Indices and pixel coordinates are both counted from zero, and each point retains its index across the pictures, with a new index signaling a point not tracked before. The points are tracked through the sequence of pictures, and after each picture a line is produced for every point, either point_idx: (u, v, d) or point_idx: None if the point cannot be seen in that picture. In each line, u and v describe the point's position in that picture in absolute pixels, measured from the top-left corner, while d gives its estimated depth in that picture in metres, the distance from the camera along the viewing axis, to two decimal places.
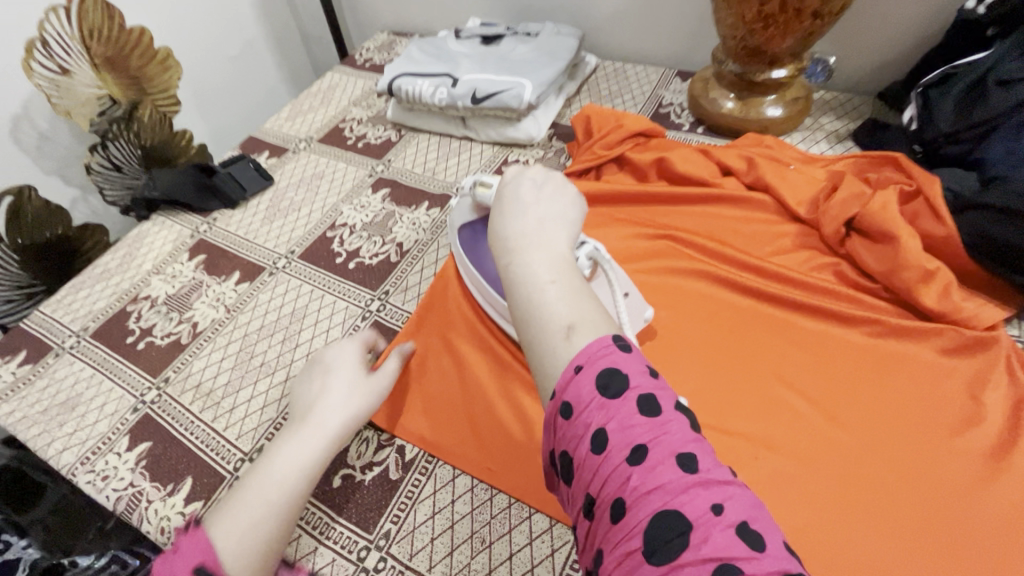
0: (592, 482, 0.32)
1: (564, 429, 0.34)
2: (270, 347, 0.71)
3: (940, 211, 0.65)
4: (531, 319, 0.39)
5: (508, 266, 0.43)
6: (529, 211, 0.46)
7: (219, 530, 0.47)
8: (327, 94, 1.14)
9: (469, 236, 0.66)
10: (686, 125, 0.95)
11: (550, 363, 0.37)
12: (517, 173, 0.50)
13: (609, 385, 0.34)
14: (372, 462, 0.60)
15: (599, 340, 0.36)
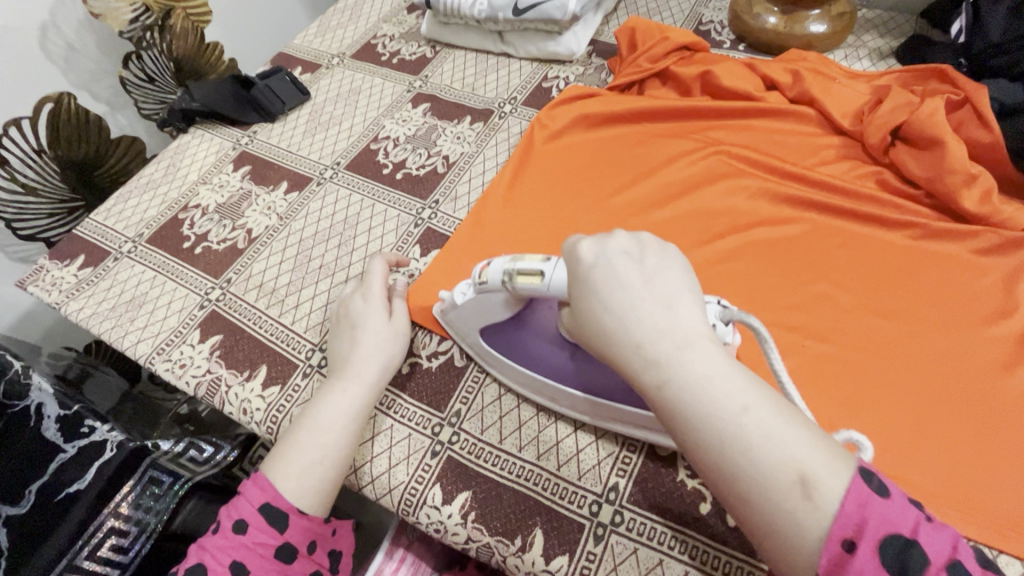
0: None
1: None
2: (327, 251, 0.73)
3: (987, 118, 0.66)
4: (738, 467, 0.34)
5: (668, 391, 0.36)
6: (661, 307, 0.38)
7: (279, 469, 0.51)
8: (355, 10, 1.11)
9: (498, 331, 0.57)
10: (727, 42, 0.94)
11: (795, 531, 0.32)
12: (597, 249, 0.40)
13: (904, 565, 0.31)
14: (437, 351, 0.64)
15: (853, 492, 0.32)
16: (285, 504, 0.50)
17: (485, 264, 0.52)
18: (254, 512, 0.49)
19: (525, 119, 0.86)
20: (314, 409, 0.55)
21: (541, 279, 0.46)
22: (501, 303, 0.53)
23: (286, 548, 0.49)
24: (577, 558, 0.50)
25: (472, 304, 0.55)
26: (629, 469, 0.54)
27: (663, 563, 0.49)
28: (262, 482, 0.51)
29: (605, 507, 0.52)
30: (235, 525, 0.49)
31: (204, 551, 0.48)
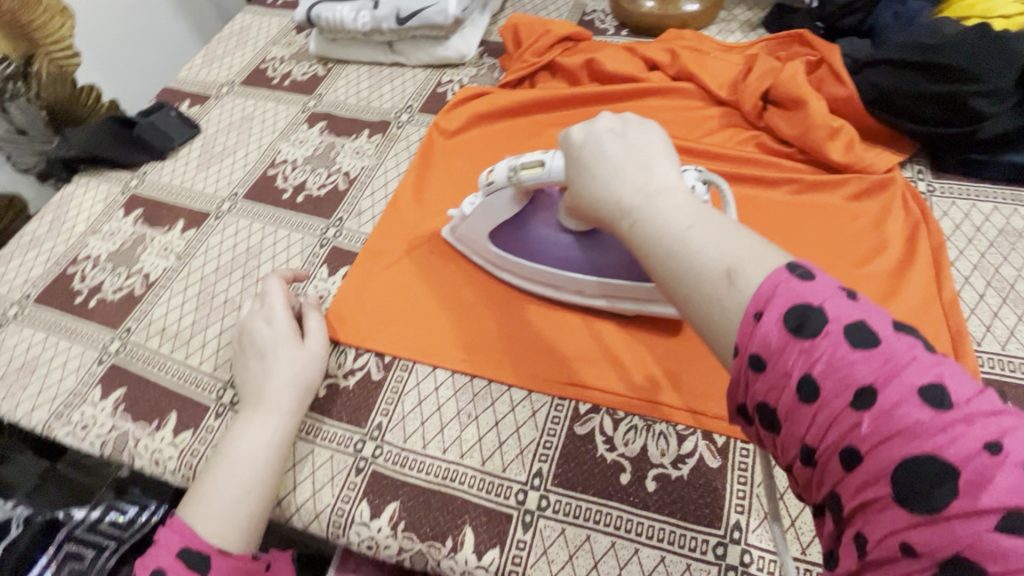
0: (810, 428, 0.28)
1: (759, 385, 0.30)
2: (231, 284, 0.71)
3: (841, 74, 0.72)
4: (681, 266, 0.34)
5: (638, 227, 0.37)
6: (637, 162, 0.40)
7: (194, 514, 0.49)
8: (242, 36, 1.08)
9: (505, 232, 0.64)
10: (611, 30, 0.96)
11: (717, 313, 0.32)
12: (587, 130, 0.44)
13: (805, 322, 0.29)
14: (353, 368, 0.63)
15: (774, 273, 0.31)
16: (205, 545, 0.47)
17: (490, 169, 0.59)
18: (173, 559, 0.46)
19: (423, 126, 0.86)
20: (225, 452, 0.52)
21: (539, 168, 0.54)
22: (509, 200, 0.60)
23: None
24: (507, 549, 0.50)
25: (480, 210, 0.62)
26: (551, 452, 0.55)
27: (589, 538, 0.50)
28: (177, 526, 0.48)
29: (531, 493, 0.53)
30: (153, 573, 0.45)
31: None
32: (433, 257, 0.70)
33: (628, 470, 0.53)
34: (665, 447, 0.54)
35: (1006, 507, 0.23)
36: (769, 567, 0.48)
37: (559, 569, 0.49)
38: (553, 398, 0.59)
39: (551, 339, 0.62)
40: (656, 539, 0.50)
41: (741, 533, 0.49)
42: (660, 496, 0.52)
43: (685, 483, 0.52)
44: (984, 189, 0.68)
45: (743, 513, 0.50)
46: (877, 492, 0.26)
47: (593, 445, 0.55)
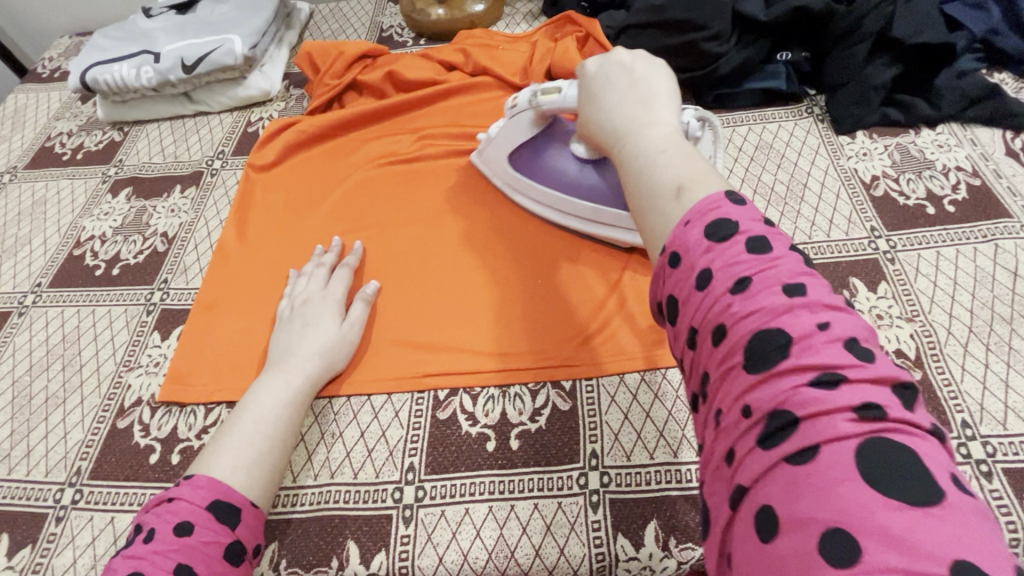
0: (697, 314, 0.30)
1: (674, 279, 0.31)
2: (51, 379, 0.65)
3: (604, 43, 0.81)
4: (633, 180, 0.37)
5: (623, 143, 0.40)
6: (633, 91, 0.42)
7: (219, 465, 0.48)
8: (18, 117, 0.98)
9: (522, 153, 0.71)
10: (410, 41, 1.00)
11: (658, 221, 0.34)
12: (600, 62, 0.46)
13: (720, 230, 0.31)
14: (206, 426, 0.60)
15: (715, 197, 0.32)
16: (239, 497, 0.47)
17: (514, 98, 0.67)
18: (204, 510, 0.45)
19: (238, 169, 0.84)
20: (253, 398, 0.54)
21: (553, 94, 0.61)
22: (527, 125, 0.67)
23: (235, 547, 0.45)
24: (393, 549, 0.51)
25: (504, 130, 0.70)
26: (419, 444, 0.57)
27: (468, 511, 0.52)
28: (206, 480, 0.47)
29: (407, 488, 0.54)
30: (176, 527, 0.43)
31: (136, 559, 0.42)
32: (274, 292, 0.69)
33: (492, 437, 0.56)
34: (521, 406, 0.58)
35: (823, 368, 0.25)
36: (627, 480, 0.53)
37: (445, 549, 0.51)
38: (412, 394, 0.60)
39: (412, 341, 0.64)
40: (528, 490, 0.53)
41: (598, 459, 0.54)
42: (525, 451, 0.55)
43: (545, 432, 0.56)
44: (741, 114, 0.80)
45: (597, 440, 0.55)
46: (731, 363, 0.28)
47: (457, 425, 0.58)
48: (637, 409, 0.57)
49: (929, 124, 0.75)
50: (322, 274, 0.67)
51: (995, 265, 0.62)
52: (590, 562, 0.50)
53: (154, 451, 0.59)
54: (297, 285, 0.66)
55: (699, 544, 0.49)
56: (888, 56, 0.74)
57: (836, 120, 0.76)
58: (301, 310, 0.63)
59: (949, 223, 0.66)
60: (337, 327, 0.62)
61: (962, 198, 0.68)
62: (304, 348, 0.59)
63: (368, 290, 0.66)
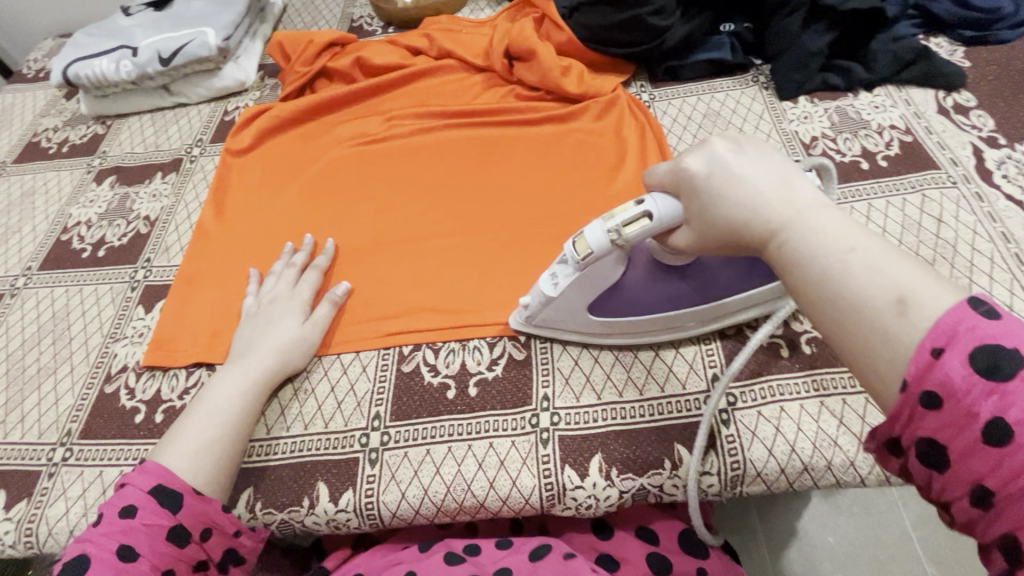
0: (988, 472, 0.29)
1: (933, 419, 0.31)
2: (42, 353, 0.69)
3: (558, 22, 0.85)
4: (838, 300, 0.34)
5: (788, 246, 0.38)
6: (766, 179, 0.40)
7: (170, 454, 0.52)
8: (5, 116, 1.02)
9: (603, 300, 0.57)
10: (379, 30, 1.04)
11: (883, 346, 0.32)
12: (703, 156, 0.43)
13: (996, 365, 0.29)
14: (187, 387, 0.64)
15: (948, 312, 0.31)
16: (180, 483, 0.50)
17: (578, 236, 0.52)
18: (146, 495, 0.48)
19: (216, 155, 0.88)
20: (208, 392, 0.57)
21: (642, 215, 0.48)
22: (612, 263, 0.53)
23: (177, 530, 0.48)
24: (360, 488, 0.56)
25: (574, 285, 0.54)
26: (385, 395, 0.61)
27: (429, 451, 0.57)
28: (153, 467, 0.50)
29: (373, 434, 0.59)
30: (122, 511, 0.47)
31: (85, 541, 0.46)
32: (234, 267, 0.74)
33: (452, 386, 0.61)
34: (480, 356, 0.63)
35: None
36: (575, 419, 0.57)
37: (407, 485, 0.55)
38: (379, 350, 0.65)
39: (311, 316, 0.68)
40: (484, 430, 0.57)
41: (550, 401, 0.58)
42: (482, 397, 0.60)
43: (500, 379, 0.61)
44: (692, 86, 0.84)
45: (549, 385, 0.60)
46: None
47: (420, 376, 0.62)
48: (586, 355, 0.61)
49: (867, 87, 0.79)
50: (292, 274, 0.68)
51: (921, 213, 0.67)
52: (539, 491, 0.54)
53: (140, 412, 0.63)
54: (265, 285, 0.68)
55: (640, 473, 0.54)
56: (824, 23, 0.77)
57: (778, 87, 0.80)
58: (268, 308, 0.65)
59: (881, 176, 0.71)
60: (298, 326, 0.64)
61: (894, 154, 0.72)
62: (263, 343, 0.61)
63: (336, 293, 0.67)
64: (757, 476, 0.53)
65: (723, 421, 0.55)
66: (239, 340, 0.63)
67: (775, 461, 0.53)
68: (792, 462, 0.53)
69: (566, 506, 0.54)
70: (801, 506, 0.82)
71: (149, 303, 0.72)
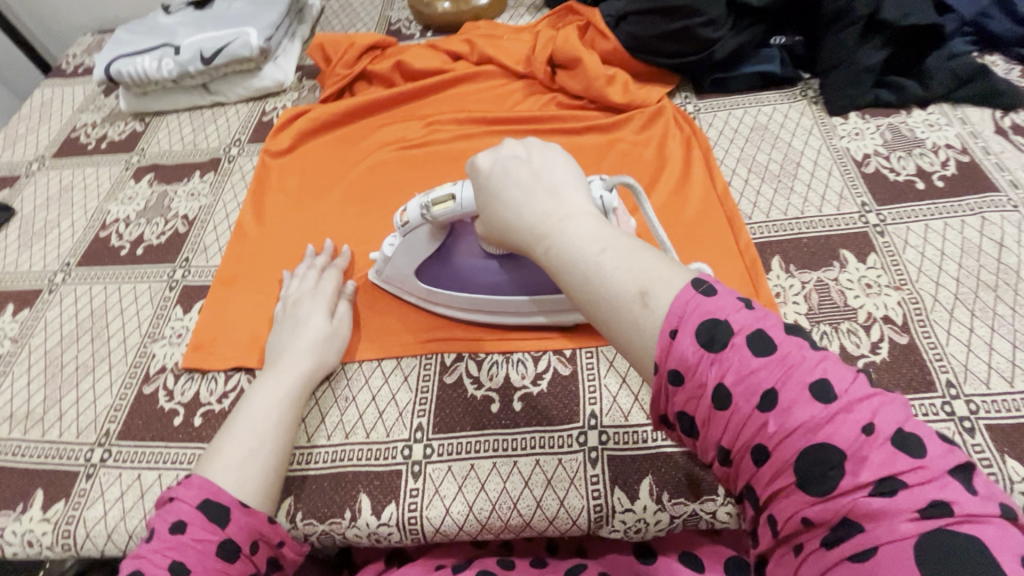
0: (724, 433, 0.32)
1: (681, 396, 0.33)
2: (80, 351, 0.69)
3: (604, 31, 0.84)
4: (599, 295, 0.36)
5: (553, 251, 0.39)
6: (542, 184, 0.43)
7: (213, 469, 0.49)
8: (45, 110, 1.03)
9: (431, 265, 0.63)
10: (417, 34, 1.04)
11: (636, 335, 0.35)
12: (492, 160, 0.46)
13: (714, 339, 0.32)
14: (226, 391, 0.64)
15: (679, 296, 0.34)
16: (228, 497, 0.47)
17: (404, 209, 0.59)
18: (195, 510, 0.46)
19: (254, 155, 0.88)
20: (249, 402, 0.55)
21: (448, 202, 0.54)
22: (429, 235, 0.59)
23: (229, 545, 0.46)
24: (402, 501, 0.55)
25: (401, 249, 0.62)
26: (427, 406, 0.60)
27: (474, 466, 0.56)
28: (199, 481, 0.47)
29: (416, 446, 0.57)
30: (172, 526, 0.45)
31: (135, 559, 0.43)
32: (271, 272, 0.73)
33: (496, 399, 0.60)
34: (524, 370, 0.61)
35: (879, 477, 0.28)
36: (623, 438, 0.56)
37: (452, 501, 0.54)
38: (420, 359, 0.64)
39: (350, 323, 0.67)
40: (530, 447, 0.56)
41: (597, 419, 0.57)
42: (527, 412, 0.58)
43: (545, 395, 0.59)
44: (738, 99, 0.83)
45: (596, 402, 0.58)
46: (783, 481, 0.30)
47: (463, 388, 0.61)
48: (634, 373, 0.60)
49: (919, 105, 0.77)
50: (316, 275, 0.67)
51: (982, 236, 0.64)
52: (588, 512, 0.53)
53: (178, 414, 0.63)
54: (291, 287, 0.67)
55: (692, 499, 0.52)
56: (878, 38, 0.75)
57: (829, 101, 0.78)
58: (292, 310, 0.63)
59: (937, 197, 0.69)
60: (327, 323, 0.63)
61: (951, 174, 0.70)
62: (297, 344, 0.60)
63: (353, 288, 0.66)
64: None
65: None
66: (272, 344, 0.62)
67: None
68: None
69: (613, 528, 0.53)
70: None
71: (187, 304, 0.72)
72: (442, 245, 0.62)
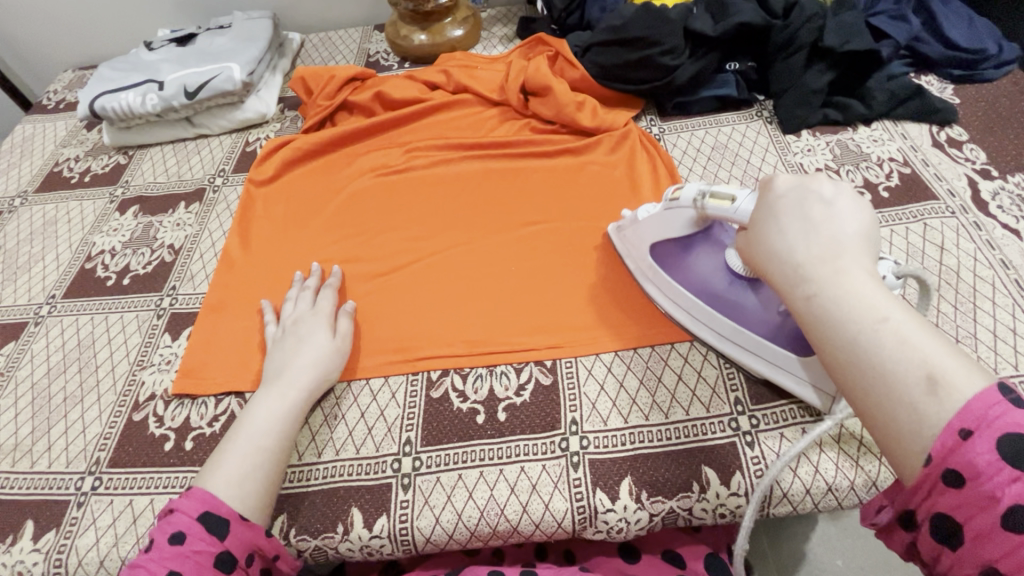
0: (999, 554, 0.31)
1: (951, 497, 0.34)
2: (68, 381, 0.70)
3: (572, 60, 0.89)
4: (867, 365, 0.37)
5: (818, 299, 0.41)
6: (836, 233, 0.42)
7: (214, 480, 0.52)
8: (26, 146, 1.04)
9: (669, 248, 0.63)
10: (395, 65, 1.08)
11: (909, 418, 0.35)
12: (793, 184, 0.46)
13: (1021, 455, 0.31)
14: (216, 415, 0.65)
15: (978, 397, 0.33)
16: (227, 509, 0.50)
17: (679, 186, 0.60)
18: (194, 521, 0.49)
19: (239, 185, 0.90)
20: (250, 415, 0.58)
21: (727, 199, 0.53)
22: (686, 220, 0.60)
23: (226, 558, 0.49)
24: (393, 513, 0.56)
25: (654, 219, 0.62)
26: (415, 420, 0.62)
27: (461, 476, 0.58)
28: (199, 493, 0.51)
29: (405, 459, 0.59)
30: (172, 537, 0.48)
31: (137, 566, 0.46)
32: (256, 298, 0.75)
33: (482, 411, 0.62)
34: (507, 382, 0.64)
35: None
36: (603, 442, 0.59)
37: (441, 510, 0.56)
38: (407, 376, 0.66)
39: None
40: (515, 454, 0.59)
41: (578, 425, 0.60)
42: (511, 421, 0.61)
43: (528, 404, 0.62)
44: (699, 120, 0.88)
45: (577, 409, 0.61)
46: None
47: (450, 402, 0.63)
48: (612, 380, 0.63)
49: (865, 122, 0.84)
50: (309, 296, 0.70)
51: (925, 241, 0.70)
52: (572, 514, 0.55)
53: (169, 439, 0.64)
54: (285, 309, 0.69)
55: (669, 496, 0.55)
56: (824, 63, 0.82)
57: (782, 121, 0.84)
58: (293, 329, 0.66)
59: (883, 207, 0.74)
60: (329, 340, 0.65)
61: (895, 185, 0.76)
62: (299, 360, 0.62)
63: (351, 306, 0.68)
64: (783, 497, 0.55)
65: (748, 442, 0.57)
66: (272, 361, 0.64)
67: (800, 482, 0.55)
68: (818, 484, 0.54)
69: (596, 529, 0.56)
70: (808, 530, 0.83)
71: (175, 331, 0.73)
72: (691, 235, 0.62)
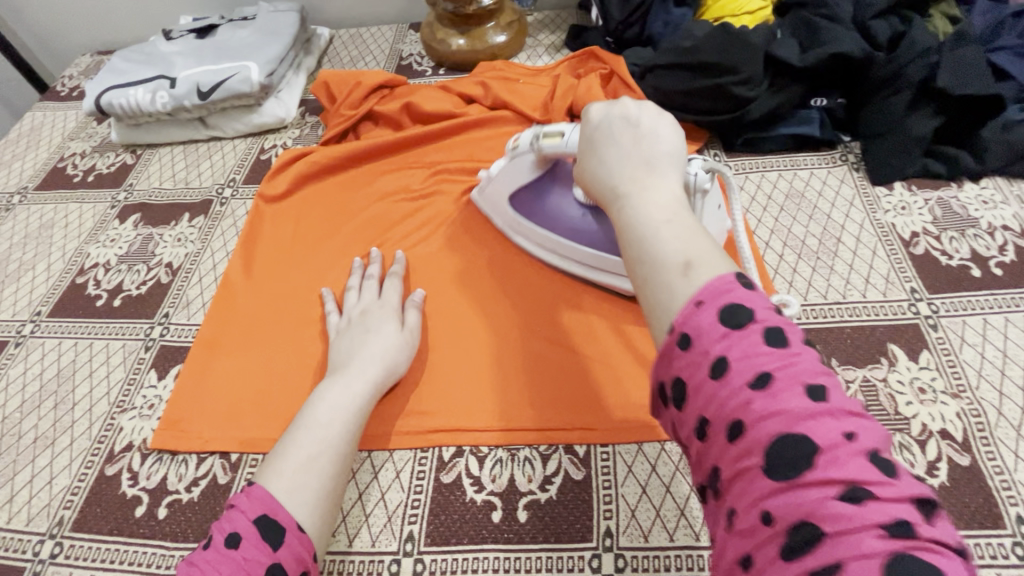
0: (708, 404, 0.29)
1: (681, 361, 0.31)
2: (41, 418, 0.63)
3: (630, 82, 0.78)
4: (644, 257, 0.35)
5: (624, 209, 0.38)
6: (640, 149, 0.41)
7: (276, 478, 0.47)
8: (33, 136, 0.98)
9: (524, 196, 0.68)
10: (428, 70, 0.98)
11: (663, 300, 0.33)
12: (604, 112, 0.45)
13: (737, 316, 0.30)
14: (196, 478, 0.57)
15: (720, 276, 0.32)
16: (286, 516, 0.44)
17: (518, 138, 0.64)
18: (249, 523, 0.43)
19: (249, 199, 0.82)
20: (311, 405, 0.53)
21: (558, 136, 0.57)
22: (530, 167, 0.64)
23: (276, 571, 0.42)
24: None
25: (506, 172, 0.67)
26: (420, 510, 0.53)
27: None
28: (260, 493, 0.45)
29: (406, 561, 0.51)
30: (228, 537, 0.42)
31: (190, 566, 0.41)
32: (256, 335, 0.66)
33: (499, 506, 0.53)
34: (531, 472, 0.54)
35: (848, 482, 0.25)
36: (642, 565, 0.49)
37: None
38: (417, 452, 0.57)
39: None
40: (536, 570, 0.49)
41: (613, 539, 0.50)
42: (532, 524, 0.51)
43: (555, 504, 0.52)
44: (770, 160, 0.76)
45: (612, 517, 0.51)
46: (751, 463, 0.27)
47: (462, 490, 0.54)
48: (656, 483, 0.53)
49: (973, 178, 0.71)
50: (373, 285, 0.66)
51: None
52: None
53: (141, 503, 0.56)
54: (349, 300, 0.66)
55: None
56: (932, 106, 0.70)
57: (874, 170, 0.72)
58: (359, 320, 0.62)
59: (998, 287, 0.62)
60: (397, 330, 0.61)
61: (1011, 261, 0.64)
62: (366, 352, 0.58)
63: (417, 298, 0.66)
64: None
65: None
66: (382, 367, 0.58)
67: None
68: None
69: None
70: None
71: (162, 368, 0.65)
72: (539, 180, 0.66)
